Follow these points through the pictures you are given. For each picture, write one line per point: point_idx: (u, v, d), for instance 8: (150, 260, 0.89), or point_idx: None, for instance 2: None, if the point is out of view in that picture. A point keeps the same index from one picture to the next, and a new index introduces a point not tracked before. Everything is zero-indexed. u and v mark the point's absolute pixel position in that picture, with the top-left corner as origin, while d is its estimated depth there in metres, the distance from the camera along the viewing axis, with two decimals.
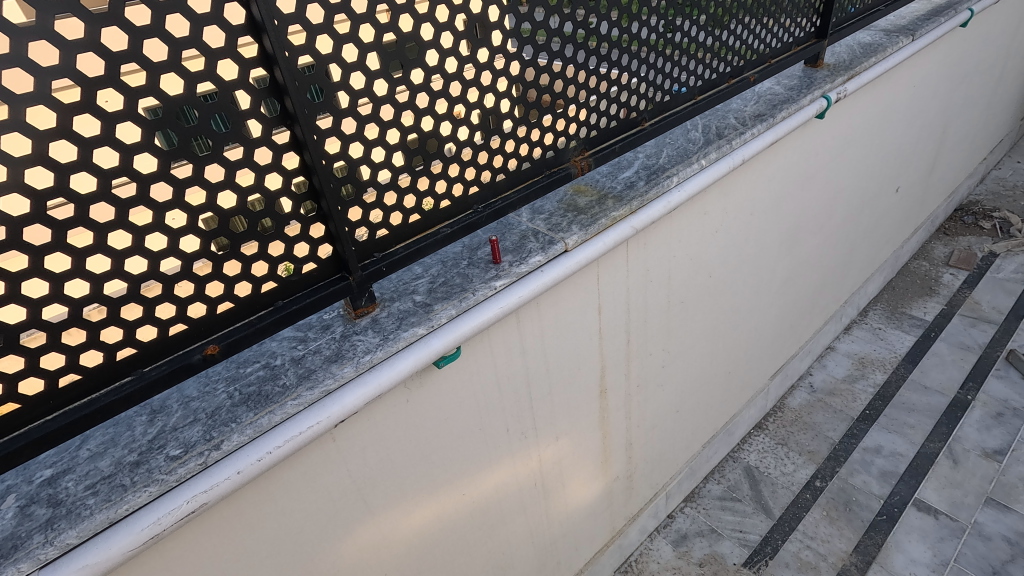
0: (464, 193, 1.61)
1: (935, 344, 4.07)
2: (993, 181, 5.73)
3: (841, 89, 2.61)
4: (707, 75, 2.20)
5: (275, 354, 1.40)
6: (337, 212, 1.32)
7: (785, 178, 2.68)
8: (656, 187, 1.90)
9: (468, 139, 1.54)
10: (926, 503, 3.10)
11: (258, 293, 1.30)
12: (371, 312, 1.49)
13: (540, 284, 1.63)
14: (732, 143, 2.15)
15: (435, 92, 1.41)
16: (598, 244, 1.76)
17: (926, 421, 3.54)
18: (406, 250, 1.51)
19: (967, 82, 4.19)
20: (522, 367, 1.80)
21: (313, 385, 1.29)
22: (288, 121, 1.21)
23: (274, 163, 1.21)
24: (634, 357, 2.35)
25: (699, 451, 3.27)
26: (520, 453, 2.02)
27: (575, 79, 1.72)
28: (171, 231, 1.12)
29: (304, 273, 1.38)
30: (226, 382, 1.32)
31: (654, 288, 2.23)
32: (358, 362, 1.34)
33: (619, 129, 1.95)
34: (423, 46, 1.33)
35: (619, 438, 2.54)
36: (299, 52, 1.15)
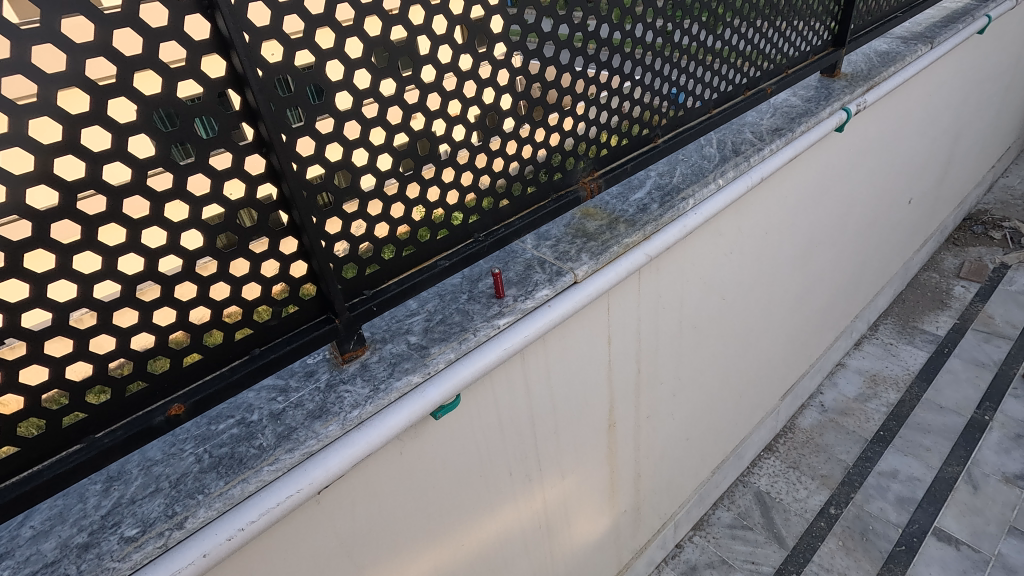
0: (464, 221, 1.45)
1: (948, 361, 3.94)
2: (1001, 189, 5.61)
3: (860, 100, 2.47)
4: (722, 87, 2.06)
5: (252, 408, 1.24)
6: (319, 247, 1.16)
7: (802, 194, 2.54)
8: (671, 210, 1.76)
9: (469, 162, 1.39)
10: (946, 532, 2.96)
11: (231, 341, 1.15)
12: (360, 356, 1.33)
13: (547, 321, 1.48)
14: (750, 160, 2.00)
15: (432, 112, 1.26)
16: (609, 274, 1.61)
17: (943, 443, 3.40)
18: (399, 287, 1.35)
19: (980, 90, 4.06)
20: (527, 407, 1.65)
21: (293, 447, 1.14)
22: (263, 148, 1.05)
23: (246, 197, 1.06)
24: (645, 387, 2.20)
25: (708, 477, 3.12)
26: (524, 496, 1.86)
27: (584, 93, 1.58)
28: (125, 277, 0.96)
29: (285, 316, 1.22)
30: (195, 442, 1.17)
31: (667, 315, 2.07)
32: (345, 418, 1.19)
33: (630, 147, 1.82)
34: (419, 61, 1.19)
35: (627, 471, 2.39)
36: (275, 70, 1.00)
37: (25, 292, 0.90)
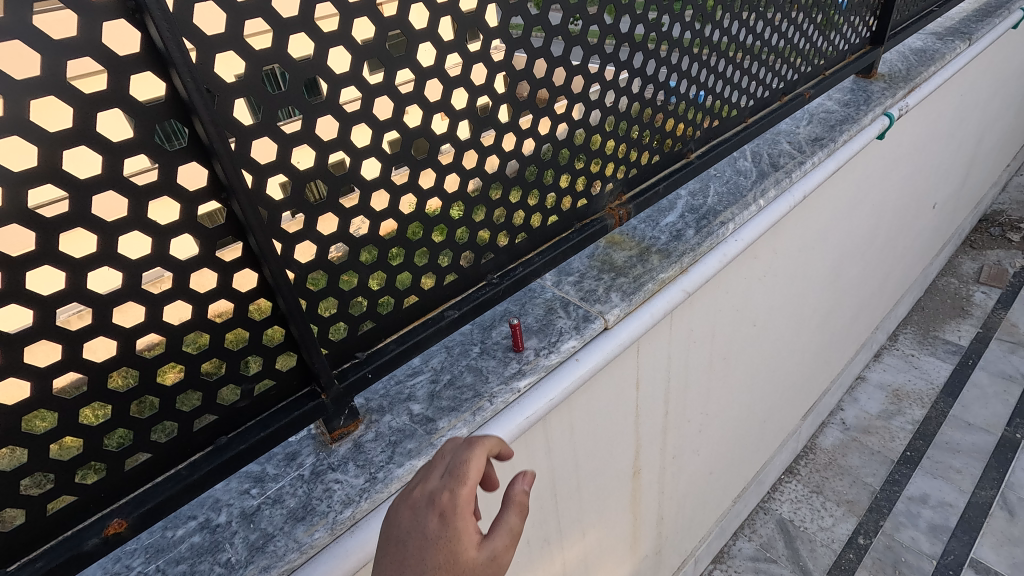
0: (475, 261, 1.23)
1: (974, 373, 3.75)
2: (1017, 188, 5.42)
3: (902, 104, 2.24)
4: (758, 93, 1.84)
5: (219, 505, 0.99)
6: (299, 311, 0.93)
7: (838, 206, 2.31)
8: (709, 237, 1.52)
9: (482, 193, 1.17)
10: (984, 564, 2.77)
11: (188, 431, 0.91)
12: (353, 433, 1.10)
13: (574, 378, 1.25)
14: (792, 175, 1.76)
15: (438, 136, 1.04)
16: (642, 318, 1.38)
17: (974, 464, 3.22)
18: (399, 346, 1.12)
19: (1006, 87, 3.85)
20: (548, 469, 1.43)
21: (269, 565, 0.90)
22: (223, 193, 0.81)
23: (202, 257, 0.82)
24: (671, 428, 1.98)
25: (729, 508, 2.92)
26: (542, 562, 1.64)
27: (614, 107, 1.36)
28: (36, 371, 0.72)
29: (258, 394, 0.98)
30: (146, 557, 0.93)
31: (698, 350, 1.85)
32: (334, 521, 0.96)
33: (661, 165, 1.61)
34: (423, 74, 0.96)
35: (650, 515, 2.18)
36: (236, 92, 0.76)
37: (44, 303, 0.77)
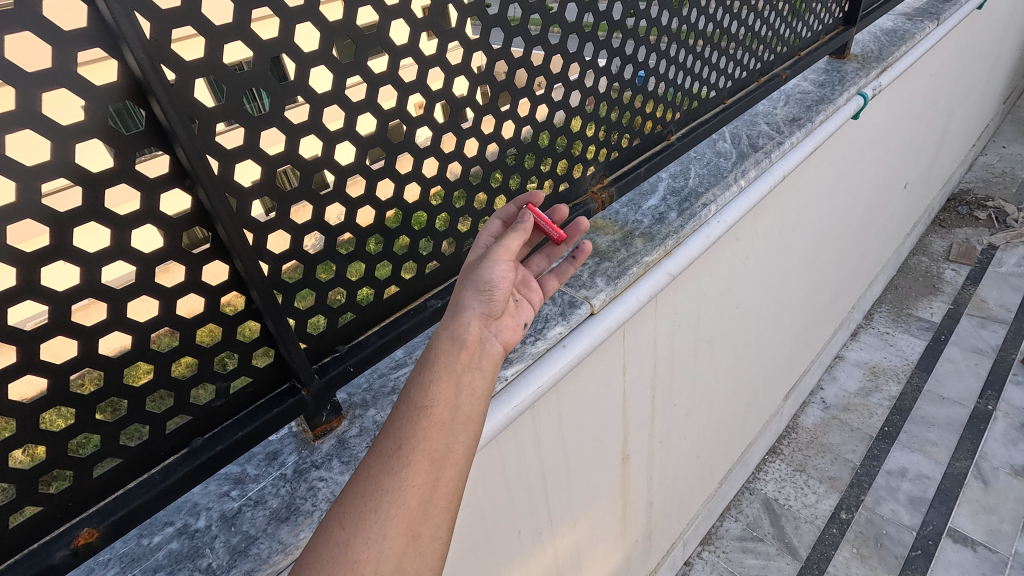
0: (457, 249, 1.20)
1: (947, 349, 3.85)
2: (982, 167, 5.56)
3: (875, 84, 2.25)
4: (737, 74, 1.83)
5: (198, 509, 0.95)
6: (273, 304, 0.89)
7: (816, 185, 2.32)
8: (692, 219, 1.51)
9: (462, 178, 1.13)
10: (961, 533, 2.86)
11: (160, 435, 0.85)
12: (336, 429, 1.06)
13: (562, 365, 1.23)
14: (772, 156, 1.76)
15: (414, 119, 1.00)
16: (628, 301, 1.37)
17: (949, 437, 3.31)
18: (381, 339, 1.08)
19: (972, 68, 3.92)
20: (538, 459, 1.42)
21: (253, 567, 0.87)
22: (187, 180, 0.76)
23: (167, 250, 0.77)
24: (659, 412, 1.98)
25: (715, 490, 2.94)
26: (533, 553, 1.64)
27: (594, 88, 1.34)
28: None
29: (234, 393, 0.94)
30: (121, 567, 0.88)
31: (683, 334, 1.84)
32: (319, 520, 0.93)
33: (642, 147, 1.59)
34: (396, 53, 0.92)
35: (639, 501, 2.18)
36: (195, 71, 0.71)
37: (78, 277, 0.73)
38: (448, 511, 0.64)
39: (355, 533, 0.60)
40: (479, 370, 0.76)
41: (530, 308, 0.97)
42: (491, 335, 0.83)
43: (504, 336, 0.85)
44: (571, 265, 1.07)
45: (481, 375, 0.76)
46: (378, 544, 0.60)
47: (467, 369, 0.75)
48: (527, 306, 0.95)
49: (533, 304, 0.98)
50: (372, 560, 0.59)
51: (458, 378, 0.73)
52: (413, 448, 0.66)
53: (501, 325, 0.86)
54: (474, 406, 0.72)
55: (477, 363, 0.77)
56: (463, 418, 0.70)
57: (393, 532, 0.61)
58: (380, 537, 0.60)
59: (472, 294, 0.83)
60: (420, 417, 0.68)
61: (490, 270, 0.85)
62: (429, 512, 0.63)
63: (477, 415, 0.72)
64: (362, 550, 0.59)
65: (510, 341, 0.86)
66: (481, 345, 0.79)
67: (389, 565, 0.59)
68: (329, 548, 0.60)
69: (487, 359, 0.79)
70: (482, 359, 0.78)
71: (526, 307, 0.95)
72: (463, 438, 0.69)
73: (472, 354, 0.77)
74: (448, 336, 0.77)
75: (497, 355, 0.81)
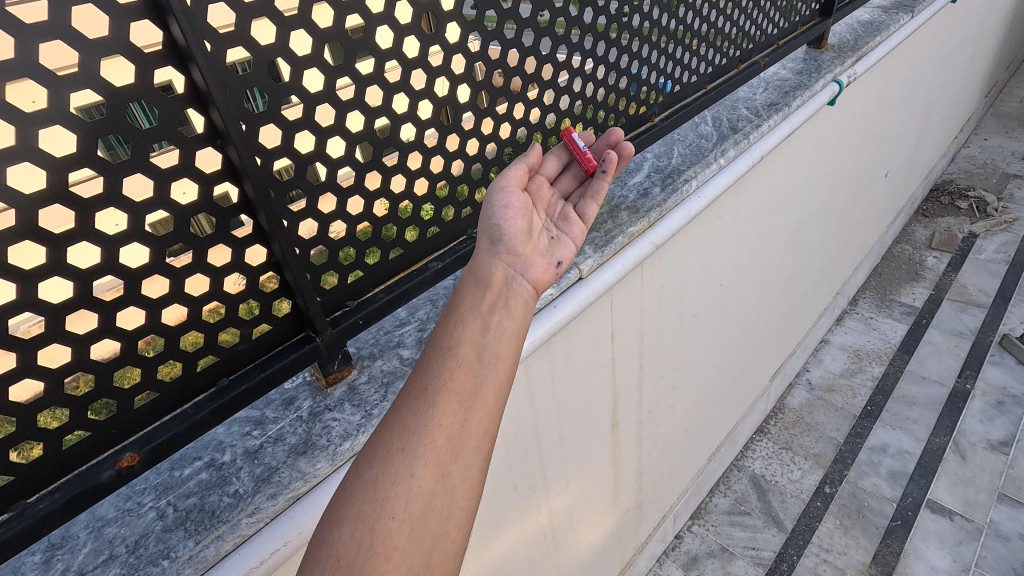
0: (455, 216, 1.30)
1: (928, 332, 3.98)
2: (965, 158, 5.71)
3: (850, 72, 2.37)
4: (716, 61, 1.95)
5: (223, 446, 1.05)
6: (293, 257, 0.99)
7: (795, 169, 2.43)
8: (674, 193, 1.62)
9: (459, 149, 1.24)
10: (939, 504, 2.99)
11: (191, 372, 0.96)
12: (347, 377, 1.17)
13: (553, 323, 1.34)
14: (750, 137, 1.86)
15: (416, 92, 1.10)
16: (614, 268, 1.49)
17: (929, 414, 3.44)
18: (387, 295, 1.18)
19: (950, 60, 4.05)
20: (532, 417, 1.54)
21: (276, 491, 0.97)
22: (218, 140, 0.86)
23: (201, 202, 0.87)
24: (647, 382, 2.09)
25: (704, 466, 3.06)
26: (529, 510, 1.75)
27: (581, 69, 1.45)
28: (49, 308, 0.77)
29: (255, 339, 1.04)
30: (156, 494, 0.98)
31: (669, 306, 1.96)
32: (334, 453, 1.03)
33: (627, 127, 1.70)
34: (400, 31, 1.02)
35: (630, 469, 2.29)
36: (226, 42, 0.82)
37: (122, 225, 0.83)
38: (478, 451, 0.70)
39: (382, 472, 0.66)
40: (506, 308, 0.86)
41: (567, 244, 1.08)
42: (519, 273, 0.96)
43: (532, 273, 0.97)
44: (604, 180, 1.15)
45: (507, 313, 0.85)
46: (407, 483, 0.66)
47: (493, 308, 0.85)
48: (563, 243, 1.07)
49: (571, 238, 1.09)
50: (401, 497, 0.65)
51: (486, 316, 0.83)
52: (440, 389, 0.73)
53: (527, 262, 0.98)
54: (502, 345, 0.80)
55: (504, 296, 0.89)
56: (489, 359, 0.77)
57: (423, 472, 0.67)
58: (409, 477, 0.66)
59: (494, 232, 0.97)
60: (447, 358, 0.76)
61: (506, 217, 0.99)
62: (457, 452, 0.69)
63: (503, 356, 0.79)
64: (391, 489, 0.65)
65: (538, 277, 0.98)
66: (506, 280, 0.92)
67: (418, 501, 0.65)
68: (360, 487, 0.66)
69: (513, 294, 0.90)
70: (509, 295, 0.89)
71: (560, 243, 1.07)
72: (490, 379, 0.75)
73: (498, 286, 0.90)
74: (478, 272, 0.91)
75: (523, 290, 0.92)
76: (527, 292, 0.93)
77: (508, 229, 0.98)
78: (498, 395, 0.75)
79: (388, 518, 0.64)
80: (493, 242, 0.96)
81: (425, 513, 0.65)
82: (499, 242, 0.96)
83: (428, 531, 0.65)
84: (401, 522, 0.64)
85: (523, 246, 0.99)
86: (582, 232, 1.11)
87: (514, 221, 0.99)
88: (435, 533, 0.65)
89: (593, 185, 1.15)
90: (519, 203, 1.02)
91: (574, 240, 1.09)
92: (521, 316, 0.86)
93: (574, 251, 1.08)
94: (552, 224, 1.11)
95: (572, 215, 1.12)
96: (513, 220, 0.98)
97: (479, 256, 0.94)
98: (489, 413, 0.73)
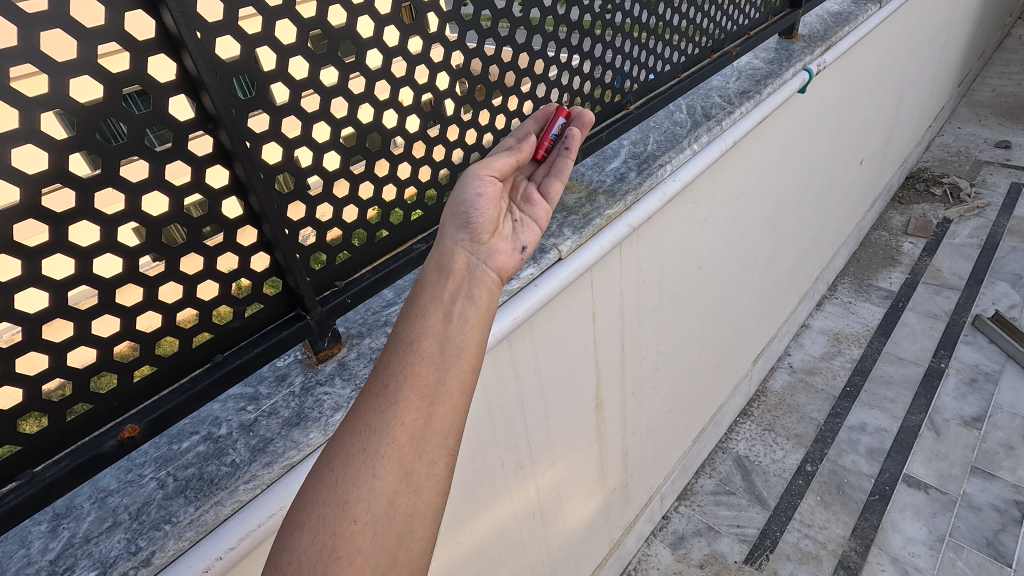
0: (438, 200, 1.36)
1: (904, 314, 4.10)
2: (939, 147, 5.85)
3: (819, 61, 2.45)
4: (690, 51, 2.01)
5: (219, 421, 1.10)
6: (284, 237, 1.04)
7: (768, 156, 2.51)
8: (650, 177, 1.68)
9: (440, 135, 1.29)
10: (915, 478, 3.10)
11: (188, 348, 1.01)
12: (337, 354, 1.22)
13: (534, 301, 1.41)
14: (723, 123, 1.93)
15: (398, 80, 1.15)
16: (592, 249, 1.55)
17: (905, 393, 3.55)
18: (374, 275, 1.24)
19: (921, 51, 4.16)
20: (515, 391, 1.63)
21: (271, 460, 1.02)
22: (209, 124, 0.91)
23: (194, 183, 0.92)
24: (629, 363, 2.16)
25: (689, 447, 3.14)
26: (516, 486, 1.83)
27: (557, 58, 1.51)
28: (52, 283, 0.82)
29: (248, 316, 1.09)
30: (156, 465, 1.03)
31: (648, 287, 2.03)
32: (326, 424, 1.08)
33: (605, 114, 1.76)
34: (380, 21, 1.07)
35: (615, 449, 2.36)
36: (214, 30, 0.86)
37: (118, 205, 0.87)
38: (443, 447, 0.72)
39: (343, 475, 0.68)
40: (468, 297, 0.87)
41: (531, 227, 1.11)
42: (482, 260, 0.97)
43: (495, 261, 0.98)
44: (568, 157, 1.21)
45: (470, 302, 0.86)
46: (370, 483, 0.68)
47: (455, 298, 0.86)
48: (526, 226, 1.10)
49: (534, 220, 1.13)
50: (363, 499, 0.67)
51: (450, 305, 0.84)
52: (402, 385, 0.74)
53: (491, 249, 1.00)
54: (466, 335, 0.81)
55: (467, 285, 0.89)
56: (452, 351, 0.79)
57: (385, 472, 0.69)
58: (371, 477, 0.68)
59: (456, 220, 0.99)
60: (409, 354, 0.77)
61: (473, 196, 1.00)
62: (421, 450, 0.71)
63: (467, 347, 0.81)
64: (353, 491, 0.67)
65: (501, 264, 0.99)
66: (468, 268, 0.93)
67: (382, 502, 0.68)
68: (321, 491, 0.68)
69: (477, 282, 0.91)
70: (472, 283, 0.90)
71: (525, 226, 1.10)
72: (454, 372, 0.77)
73: (461, 273, 0.91)
74: (440, 261, 0.91)
75: (487, 278, 0.93)
76: (491, 280, 0.94)
77: (473, 216, 0.99)
78: (462, 387, 0.77)
79: (350, 521, 0.66)
80: (457, 230, 0.97)
81: (389, 513, 0.67)
82: (460, 231, 0.98)
83: (394, 531, 0.67)
84: (364, 525, 0.66)
85: (488, 234, 1.01)
86: (545, 215, 1.15)
87: (477, 209, 1.00)
88: (400, 532, 0.67)
89: (558, 164, 1.20)
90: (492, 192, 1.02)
91: (537, 221, 1.13)
92: (485, 305, 0.88)
93: (538, 234, 1.11)
94: (516, 206, 1.14)
95: (535, 197, 1.16)
96: (484, 208, 1.00)
97: (442, 245, 0.95)
98: (454, 407, 0.75)
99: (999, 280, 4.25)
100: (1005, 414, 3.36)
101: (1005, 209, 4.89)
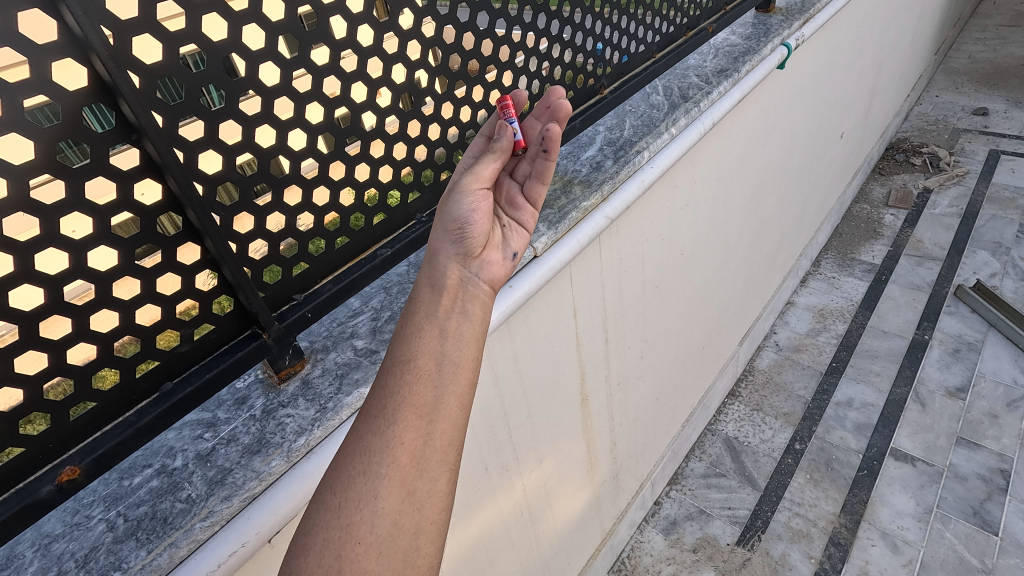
0: (402, 201, 1.28)
1: (887, 288, 4.10)
2: (917, 116, 5.84)
3: (798, 35, 2.36)
4: (664, 29, 1.94)
5: (174, 451, 1.02)
6: (229, 253, 0.96)
7: (749, 133, 2.45)
8: (627, 165, 1.60)
9: (400, 131, 1.21)
10: (903, 451, 3.12)
11: (131, 378, 0.93)
12: (300, 372, 1.15)
13: (511, 303, 1.35)
14: (701, 104, 1.84)
15: (349, 74, 1.05)
16: (568, 245, 1.49)
17: (890, 366, 3.57)
18: (335, 286, 1.17)
19: (897, 22, 4.11)
20: (495, 394, 1.57)
21: (230, 492, 0.95)
22: (135, 135, 0.82)
23: (121, 201, 0.83)
24: (614, 355, 2.11)
25: (679, 432, 3.12)
26: (502, 489, 1.78)
27: (523, 44, 1.41)
28: None
29: (198, 339, 1.01)
30: (105, 505, 0.95)
31: (630, 276, 1.97)
32: (289, 449, 1.01)
33: (577, 100, 1.68)
34: (323, 11, 0.97)
35: (603, 441, 2.33)
36: (129, 29, 0.77)
37: (33, 230, 0.78)
38: (443, 464, 0.69)
39: (345, 497, 0.65)
40: (462, 313, 0.83)
41: (519, 231, 1.07)
42: (474, 273, 0.92)
43: (487, 272, 0.94)
44: (549, 157, 1.07)
45: (465, 317, 0.82)
46: (372, 505, 0.64)
47: (450, 313, 0.82)
48: (515, 230, 1.06)
49: (522, 225, 1.08)
50: (367, 520, 0.64)
51: (443, 322, 0.80)
52: (401, 405, 0.70)
53: (484, 260, 0.95)
54: (461, 350, 0.78)
55: (460, 299, 0.85)
56: (449, 368, 0.75)
57: (387, 491, 0.65)
58: (373, 498, 0.65)
59: (446, 236, 0.93)
60: (404, 372, 0.73)
61: (461, 206, 0.93)
62: (422, 468, 0.67)
63: (463, 362, 0.77)
64: (356, 512, 0.64)
65: (494, 275, 0.94)
66: (462, 282, 0.88)
67: (385, 522, 0.64)
68: (324, 514, 0.64)
69: (470, 296, 0.87)
70: (465, 298, 0.86)
71: (513, 231, 1.05)
72: (452, 389, 0.73)
73: (454, 289, 0.86)
74: (431, 277, 0.86)
75: (480, 292, 0.89)
76: (484, 293, 0.90)
77: (466, 232, 0.93)
78: (460, 404, 0.73)
79: (355, 542, 0.62)
80: (449, 247, 0.91)
81: (393, 534, 0.64)
82: (453, 245, 0.92)
83: (399, 550, 0.64)
84: (369, 545, 0.63)
85: (482, 244, 0.95)
86: (532, 216, 1.09)
87: (469, 223, 0.93)
88: (406, 551, 0.64)
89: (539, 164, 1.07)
90: (485, 205, 0.95)
91: (524, 226, 1.08)
92: (479, 319, 0.84)
93: (526, 239, 1.07)
94: (502, 211, 1.08)
95: (519, 200, 1.09)
96: (479, 223, 0.93)
97: (432, 260, 0.90)
98: (453, 423, 0.72)
99: (979, 248, 4.26)
100: (988, 383, 3.39)
101: (983, 177, 4.90)
